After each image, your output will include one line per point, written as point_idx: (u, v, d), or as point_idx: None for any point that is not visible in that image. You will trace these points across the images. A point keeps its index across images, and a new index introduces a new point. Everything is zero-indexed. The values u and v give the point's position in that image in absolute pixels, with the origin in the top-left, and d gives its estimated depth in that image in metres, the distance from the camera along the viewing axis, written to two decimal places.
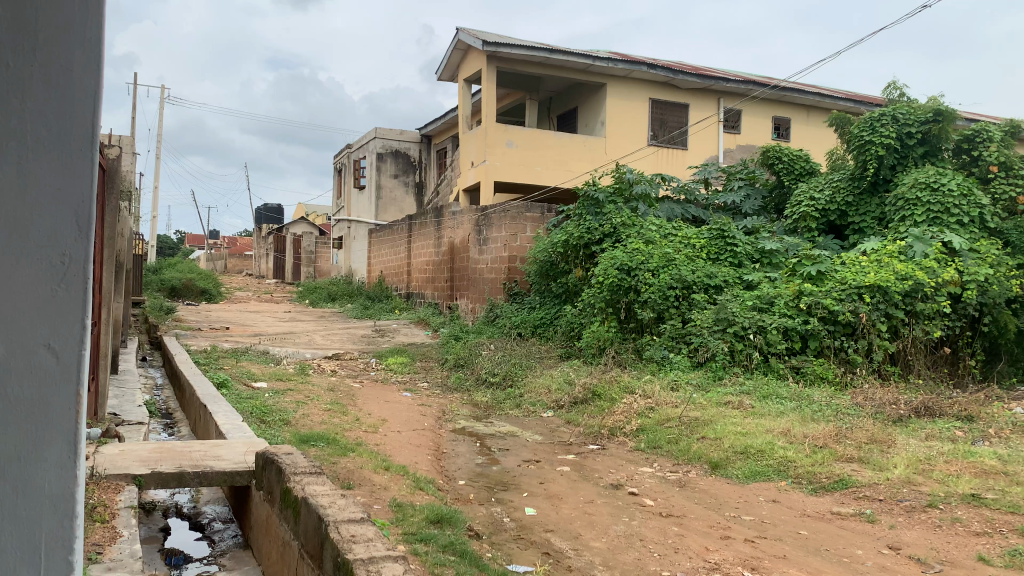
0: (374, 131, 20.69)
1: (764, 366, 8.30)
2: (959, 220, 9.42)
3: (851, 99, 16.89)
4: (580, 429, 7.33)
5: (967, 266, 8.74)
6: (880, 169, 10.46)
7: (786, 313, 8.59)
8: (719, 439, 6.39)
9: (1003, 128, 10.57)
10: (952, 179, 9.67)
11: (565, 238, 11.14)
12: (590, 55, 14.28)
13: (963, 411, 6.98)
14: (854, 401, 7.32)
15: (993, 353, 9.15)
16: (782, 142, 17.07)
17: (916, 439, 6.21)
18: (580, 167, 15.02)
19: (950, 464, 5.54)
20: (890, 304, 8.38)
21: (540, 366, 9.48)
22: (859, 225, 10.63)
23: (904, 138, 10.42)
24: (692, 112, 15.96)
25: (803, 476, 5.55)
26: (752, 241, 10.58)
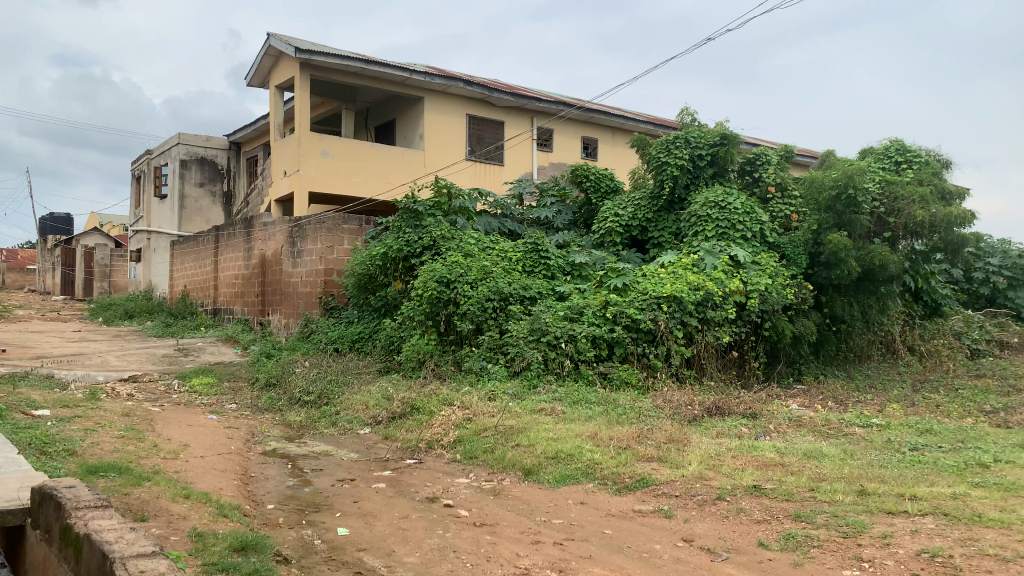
0: (176, 136, 19.44)
1: (575, 373, 8.64)
2: (744, 235, 10.36)
3: (651, 123, 18.09)
4: (398, 443, 7.26)
5: (750, 277, 9.61)
6: (676, 189, 11.28)
7: (594, 322, 9.00)
8: (532, 446, 6.57)
9: (779, 153, 11.78)
10: (737, 199, 10.62)
11: (382, 250, 11.03)
12: (407, 68, 14.27)
13: (748, 410, 7.64)
14: (655, 403, 7.80)
15: (773, 355, 10.11)
16: (590, 161, 17.95)
17: (708, 437, 6.72)
18: (398, 180, 14.96)
19: (736, 458, 6.04)
20: (685, 313, 9.06)
21: (357, 382, 9.30)
22: (658, 239, 11.39)
23: (696, 160, 11.28)
24: (507, 129, 16.40)
25: (608, 477, 5.82)
26: (563, 255, 11.02)
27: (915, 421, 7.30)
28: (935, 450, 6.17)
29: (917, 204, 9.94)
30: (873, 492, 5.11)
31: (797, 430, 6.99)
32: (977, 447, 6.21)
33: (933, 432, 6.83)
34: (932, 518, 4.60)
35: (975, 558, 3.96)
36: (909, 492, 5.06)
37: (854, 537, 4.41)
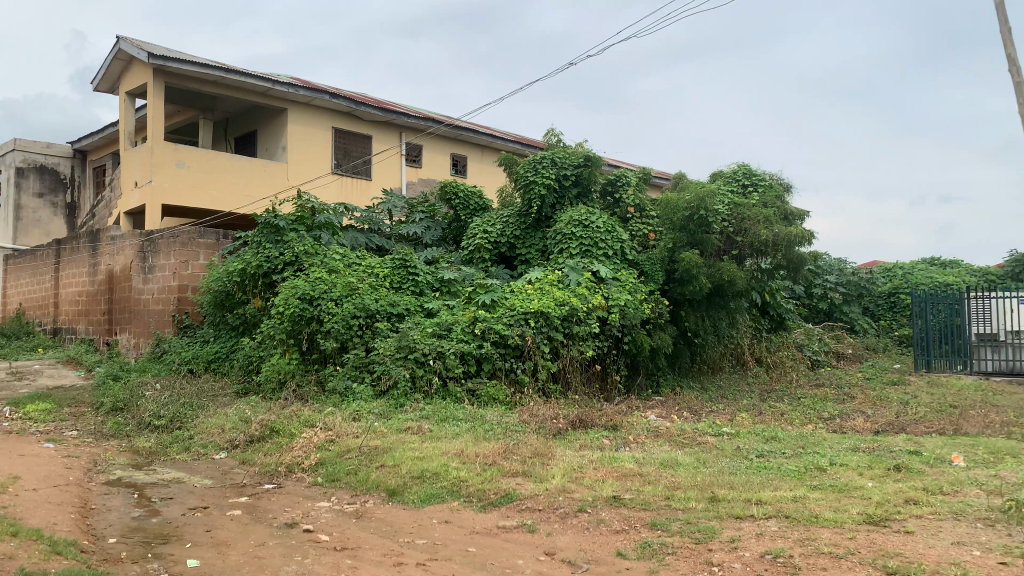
0: (12, 142, 17.96)
1: (442, 390, 8.61)
2: (606, 253, 10.70)
3: (518, 142, 18.42)
4: (256, 468, 6.95)
5: (612, 292, 9.91)
6: (543, 207, 11.51)
7: (462, 339, 9.00)
8: (396, 466, 6.48)
9: (638, 175, 12.27)
10: (599, 218, 10.97)
11: (241, 266, 10.60)
12: (270, 78, 13.86)
13: (609, 422, 7.86)
14: (521, 418, 7.88)
15: (634, 368, 10.48)
16: (459, 178, 18.04)
17: (571, 450, 6.87)
18: (260, 193, 14.46)
19: (597, 470, 6.19)
20: (551, 328, 9.23)
21: (213, 405, 8.86)
22: (525, 256, 11.57)
23: (562, 180, 11.55)
24: (375, 144, 16.22)
25: (473, 494, 5.81)
26: (431, 271, 10.98)
27: (761, 429, 7.75)
28: (779, 456, 6.58)
29: (762, 225, 10.62)
30: (723, 498, 5.37)
31: (655, 440, 7.25)
32: (816, 452, 6.66)
33: (776, 439, 7.28)
34: (775, 520, 4.88)
35: (812, 557, 4.23)
36: (755, 496, 5.36)
37: (705, 542, 4.61)
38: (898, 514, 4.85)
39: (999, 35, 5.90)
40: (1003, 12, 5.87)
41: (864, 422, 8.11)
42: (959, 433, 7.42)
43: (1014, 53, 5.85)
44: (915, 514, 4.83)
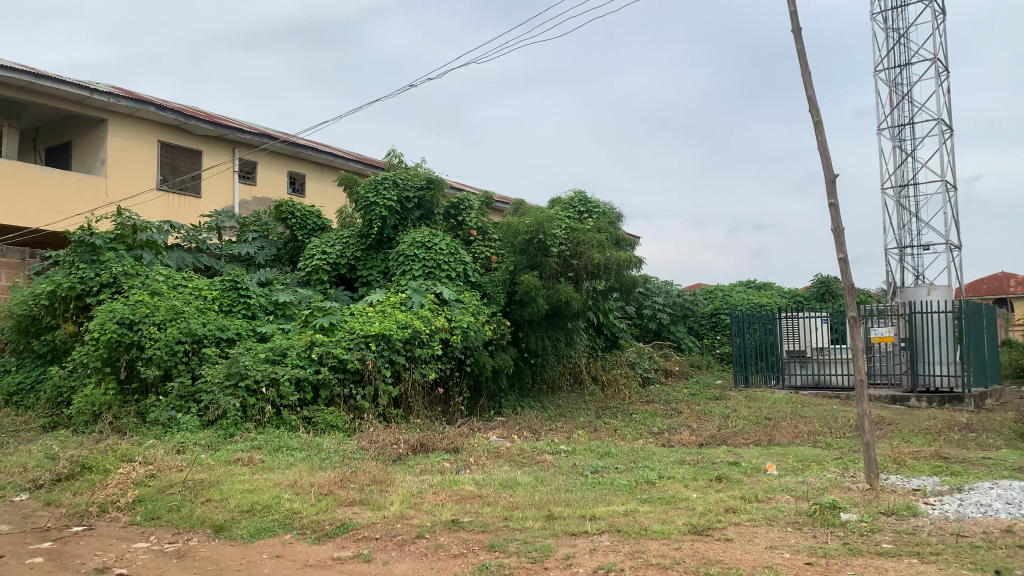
0: None
1: (276, 419, 8.27)
2: (448, 275, 10.72)
3: (359, 162, 18.18)
4: (62, 510, 6.30)
5: (454, 314, 9.92)
6: (384, 228, 11.36)
7: (298, 364, 8.66)
8: (224, 500, 6.12)
9: (480, 199, 12.43)
10: (442, 240, 10.98)
11: (49, 289, 9.69)
12: (87, 86, 12.88)
13: (450, 444, 7.85)
14: (359, 445, 7.69)
15: (476, 390, 10.54)
16: (296, 197, 17.53)
17: (411, 474, 6.78)
18: (75, 209, 13.35)
19: (436, 494, 6.14)
20: (392, 351, 9.12)
21: (13, 442, 8.01)
22: (366, 278, 11.38)
23: (404, 202, 11.47)
24: (205, 159, 15.44)
25: (307, 526, 5.57)
26: (265, 293, 10.54)
27: (596, 445, 8.01)
28: (611, 471, 6.81)
29: (597, 249, 11.06)
30: (559, 516, 5.47)
31: (495, 461, 7.30)
32: (646, 466, 6.97)
33: (610, 455, 7.54)
34: (608, 535, 5.03)
35: (642, 569, 4.38)
36: (589, 512, 5.51)
37: (541, 561, 4.67)
38: (718, 522, 5.14)
39: (800, 79, 6.48)
40: (803, 57, 6.47)
41: (690, 435, 8.57)
42: (773, 443, 8.01)
43: (813, 95, 6.46)
44: (734, 522, 5.15)
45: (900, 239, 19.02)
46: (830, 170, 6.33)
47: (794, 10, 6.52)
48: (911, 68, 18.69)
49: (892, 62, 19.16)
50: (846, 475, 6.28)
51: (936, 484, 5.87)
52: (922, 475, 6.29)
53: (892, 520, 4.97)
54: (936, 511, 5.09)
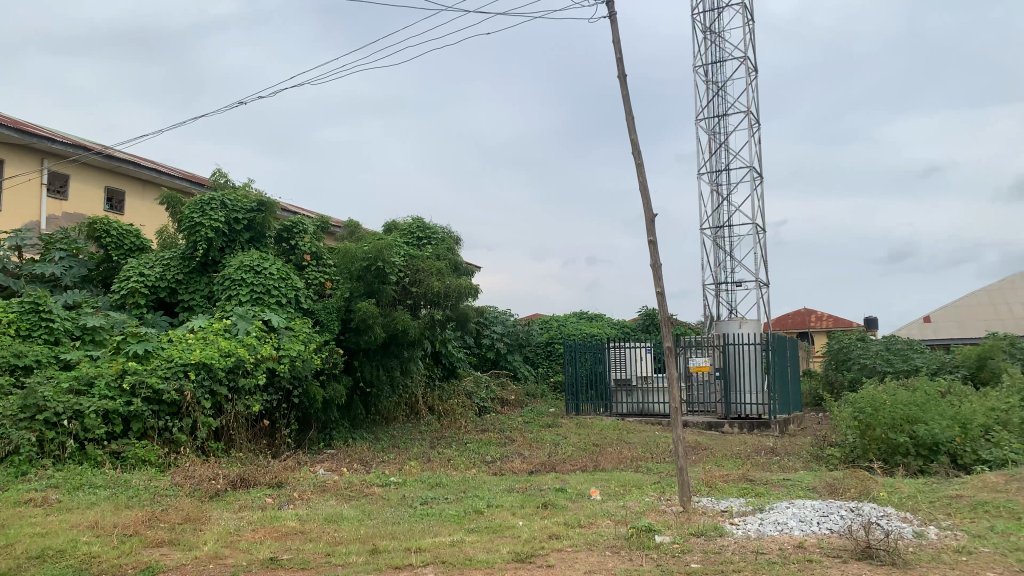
0: None
1: (79, 454, 7.59)
2: (278, 301, 10.35)
3: (185, 180, 17.27)
4: None
5: (282, 342, 9.57)
6: (210, 251, 10.81)
7: (106, 394, 8.00)
8: (9, 545, 5.49)
9: (315, 223, 12.14)
10: (272, 265, 10.58)
11: None
12: None
13: (274, 479, 7.52)
14: (173, 481, 7.20)
15: (305, 422, 10.22)
16: (113, 215, 16.34)
17: (229, 511, 6.42)
18: None
19: (255, 531, 5.84)
20: (214, 381, 8.65)
21: None
22: (188, 302, 10.75)
23: (232, 223, 10.98)
24: (8, 169, 14.07)
25: (107, 571, 5.04)
26: (72, 317, 9.68)
27: (427, 476, 7.95)
28: (441, 502, 6.78)
29: (433, 277, 11.12)
30: (383, 549, 5.36)
31: (321, 495, 7.06)
32: (475, 496, 6.99)
33: (440, 485, 7.51)
34: (432, 567, 4.98)
35: None
36: (415, 544, 5.44)
37: None
38: (542, 549, 5.22)
39: (624, 122, 6.86)
40: (628, 102, 6.86)
41: (520, 463, 8.71)
42: (598, 469, 8.30)
43: (636, 138, 6.85)
44: (556, 548, 5.25)
45: (717, 276, 20.45)
46: (650, 209, 6.72)
47: (620, 57, 6.92)
48: (727, 119, 20.29)
49: (711, 111, 20.71)
50: (663, 499, 6.61)
51: (741, 505, 6.30)
52: (730, 497, 6.73)
53: (701, 541, 5.27)
54: (740, 530, 5.45)
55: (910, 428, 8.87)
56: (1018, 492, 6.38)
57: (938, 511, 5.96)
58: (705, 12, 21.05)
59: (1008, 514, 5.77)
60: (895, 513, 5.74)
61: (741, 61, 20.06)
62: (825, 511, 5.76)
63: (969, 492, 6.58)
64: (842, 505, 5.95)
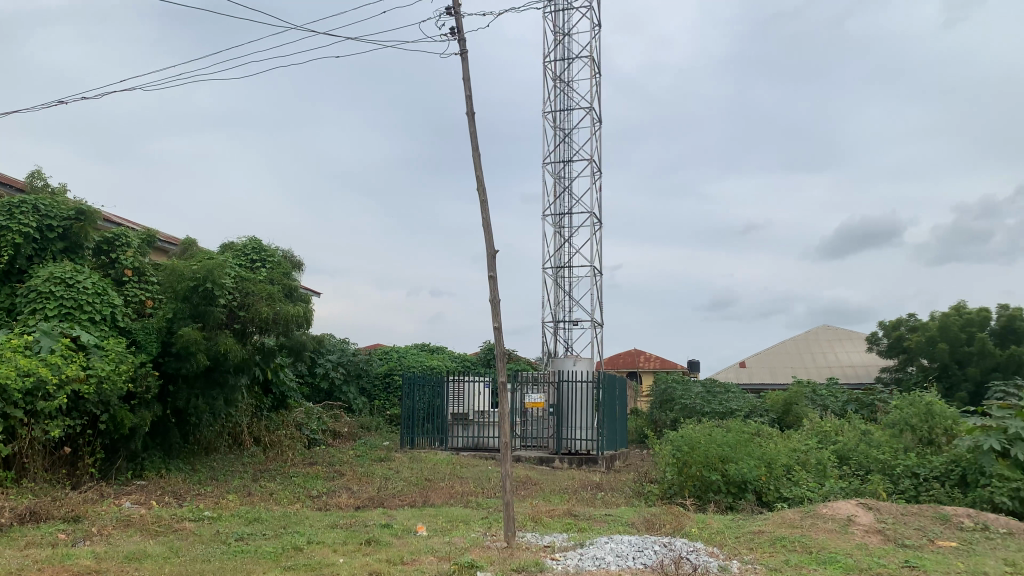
0: None
1: None
2: (90, 317, 9.58)
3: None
4: None
5: (92, 362, 8.83)
6: (16, 259, 9.86)
7: None
8: None
9: (140, 236, 11.33)
10: (87, 279, 9.78)
11: None
12: None
13: (70, 513, 6.86)
14: None
15: (111, 451, 9.48)
16: None
17: (13, 549, 5.77)
18: None
19: (40, 571, 5.28)
20: (8, 404, 7.83)
21: None
22: None
23: (44, 230, 10.10)
24: None
25: None
26: None
27: (244, 511, 7.51)
28: (258, 538, 6.43)
29: (265, 302, 10.68)
30: None
31: (123, 531, 6.51)
32: (295, 532, 6.69)
33: (258, 521, 7.14)
34: None
35: None
36: None
37: None
38: None
39: (470, 158, 6.96)
40: (475, 139, 6.98)
41: (347, 498, 8.46)
42: (426, 504, 8.20)
43: (481, 175, 6.97)
44: None
45: (555, 314, 21.03)
46: (491, 246, 6.82)
47: (469, 95, 7.05)
48: (572, 164, 21.10)
49: (558, 156, 21.47)
50: (488, 534, 6.62)
51: (562, 540, 6.43)
52: (554, 532, 6.85)
53: None
54: (559, 565, 5.54)
55: (722, 467, 9.45)
56: (810, 528, 6.94)
57: (741, 546, 6.36)
58: (556, 61, 21.88)
59: (802, 548, 6.25)
60: (703, 548, 6.06)
61: (587, 112, 20.96)
62: (639, 546, 5.98)
63: (770, 527, 7.07)
64: (657, 540, 6.21)
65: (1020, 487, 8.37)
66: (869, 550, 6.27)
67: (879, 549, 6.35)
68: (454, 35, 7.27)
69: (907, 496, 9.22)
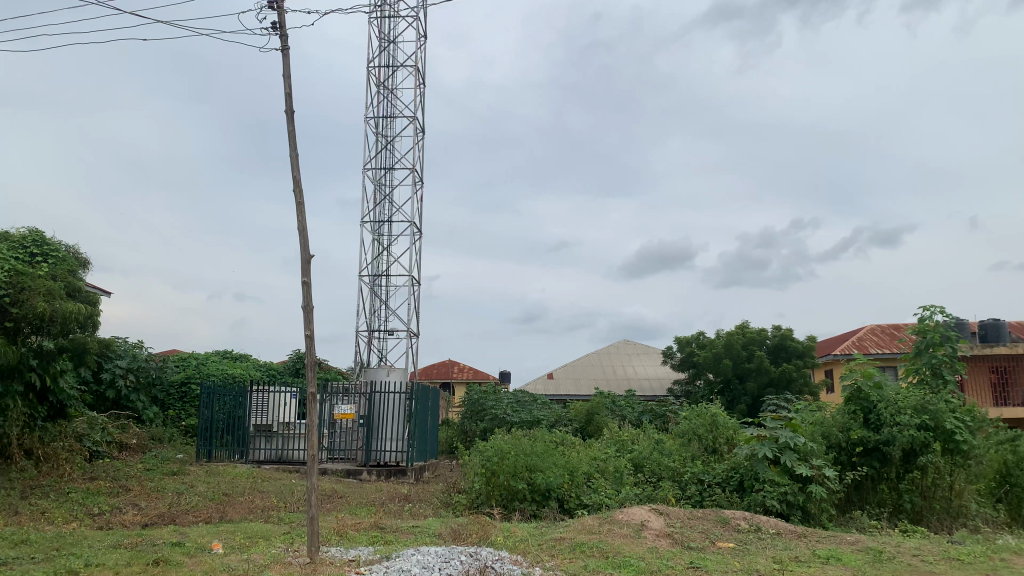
0: None
1: None
2: None
3: None
4: None
5: None
6: None
7: None
8: None
9: None
10: None
11: None
12: None
13: None
14: None
15: None
16: None
17: None
18: None
19: None
20: None
21: None
22: None
23: None
24: None
25: None
26: None
27: (9, 532, 6.71)
28: (25, 563, 5.77)
29: (43, 299, 9.64)
30: None
31: None
32: (72, 554, 6.08)
33: (27, 543, 6.40)
34: None
35: None
36: None
37: None
38: None
39: (288, 158, 6.72)
40: (294, 140, 6.75)
41: (133, 515, 7.80)
42: (223, 520, 7.75)
43: (299, 176, 6.74)
44: None
45: (370, 323, 20.71)
46: (306, 251, 6.61)
47: (290, 92, 6.81)
48: (393, 172, 20.96)
49: (379, 163, 21.23)
50: (289, 550, 6.37)
51: (369, 553, 6.33)
52: (358, 546, 6.72)
53: None
54: None
55: (528, 476, 9.72)
56: (607, 533, 7.32)
57: (544, 553, 6.57)
58: (380, 67, 21.65)
59: (599, 553, 6.56)
60: (508, 556, 6.19)
61: (410, 121, 20.92)
62: (446, 557, 6.01)
63: (570, 534, 7.36)
64: (463, 550, 6.27)
65: (787, 491, 9.33)
66: (658, 553, 6.72)
67: (667, 551, 6.83)
68: (275, 30, 7.01)
69: (693, 501, 9.99)
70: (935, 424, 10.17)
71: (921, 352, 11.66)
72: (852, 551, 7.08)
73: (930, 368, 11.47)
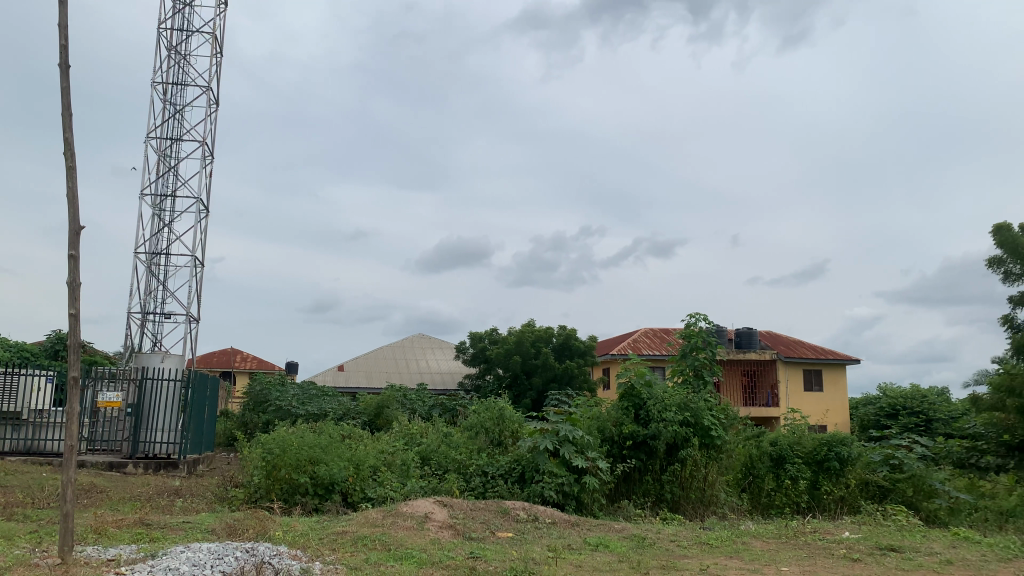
0: None
1: None
2: None
3: None
4: None
5: None
6: None
7: None
8: None
9: None
10: None
11: None
12: None
13: None
14: None
15: None
16: None
17: None
18: None
19: None
20: None
21: None
22: None
23: None
24: None
25: None
26: None
27: None
28: None
29: None
30: None
31: None
32: None
33: None
34: None
35: None
36: None
37: None
38: None
39: (60, 117, 6.06)
40: (67, 97, 6.09)
41: None
42: None
43: (72, 138, 6.10)
44: None
45: (145, 304, 19.17)
46: (76, 221, 6.00)
47: (67, 45, 6.14)
48: (181, 144, 19.54)
49: (164, 133, 19.68)
50: (37, 550, 5.75)
51: (131, 552, 5.86)
52: (119, 544, 6.20)
53: None
54: None
55: (311, 469, 9.48)
56: (391, 526, 7.31)
57: (324, 547, 6.46)
58: (172, 30, 20.12)
59: (380, 546, 6.54)
60: (286, 551, 6.01)
61: (203, 91, 19.63)
62: (219, 553, 5.71)
63: (354, 527, 7.29)
64: (238, 546, 5.97)
65: (564, 481, 9.87)
66: (440, 544, 6.84)
67: (449, 542, 6.96)
68: None
69: (476, 493, 10.23)
70: (695, 420, 11.25)
71: (686, 355, 12.75)
72: (618, 538, 7.62)
73: (693, 369, 12.60)
